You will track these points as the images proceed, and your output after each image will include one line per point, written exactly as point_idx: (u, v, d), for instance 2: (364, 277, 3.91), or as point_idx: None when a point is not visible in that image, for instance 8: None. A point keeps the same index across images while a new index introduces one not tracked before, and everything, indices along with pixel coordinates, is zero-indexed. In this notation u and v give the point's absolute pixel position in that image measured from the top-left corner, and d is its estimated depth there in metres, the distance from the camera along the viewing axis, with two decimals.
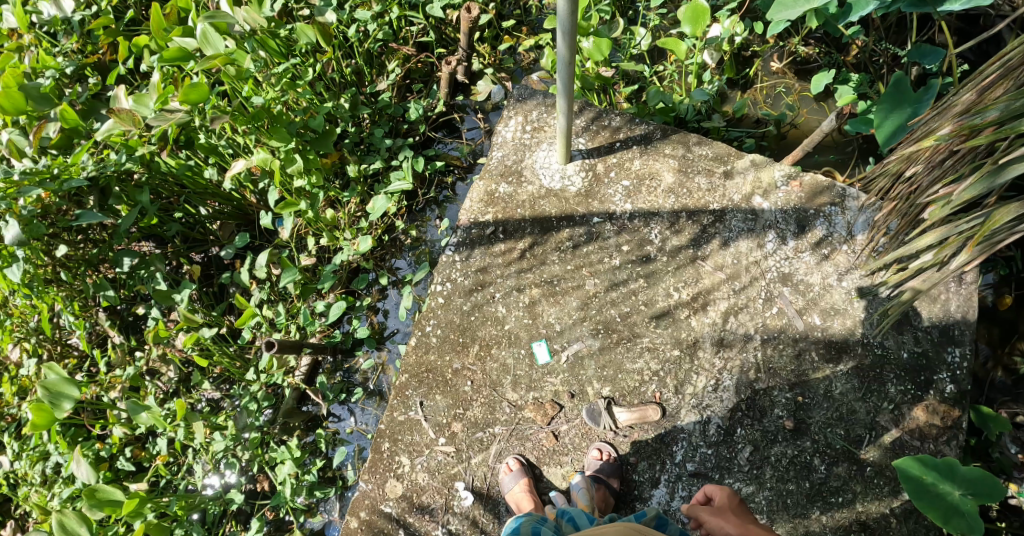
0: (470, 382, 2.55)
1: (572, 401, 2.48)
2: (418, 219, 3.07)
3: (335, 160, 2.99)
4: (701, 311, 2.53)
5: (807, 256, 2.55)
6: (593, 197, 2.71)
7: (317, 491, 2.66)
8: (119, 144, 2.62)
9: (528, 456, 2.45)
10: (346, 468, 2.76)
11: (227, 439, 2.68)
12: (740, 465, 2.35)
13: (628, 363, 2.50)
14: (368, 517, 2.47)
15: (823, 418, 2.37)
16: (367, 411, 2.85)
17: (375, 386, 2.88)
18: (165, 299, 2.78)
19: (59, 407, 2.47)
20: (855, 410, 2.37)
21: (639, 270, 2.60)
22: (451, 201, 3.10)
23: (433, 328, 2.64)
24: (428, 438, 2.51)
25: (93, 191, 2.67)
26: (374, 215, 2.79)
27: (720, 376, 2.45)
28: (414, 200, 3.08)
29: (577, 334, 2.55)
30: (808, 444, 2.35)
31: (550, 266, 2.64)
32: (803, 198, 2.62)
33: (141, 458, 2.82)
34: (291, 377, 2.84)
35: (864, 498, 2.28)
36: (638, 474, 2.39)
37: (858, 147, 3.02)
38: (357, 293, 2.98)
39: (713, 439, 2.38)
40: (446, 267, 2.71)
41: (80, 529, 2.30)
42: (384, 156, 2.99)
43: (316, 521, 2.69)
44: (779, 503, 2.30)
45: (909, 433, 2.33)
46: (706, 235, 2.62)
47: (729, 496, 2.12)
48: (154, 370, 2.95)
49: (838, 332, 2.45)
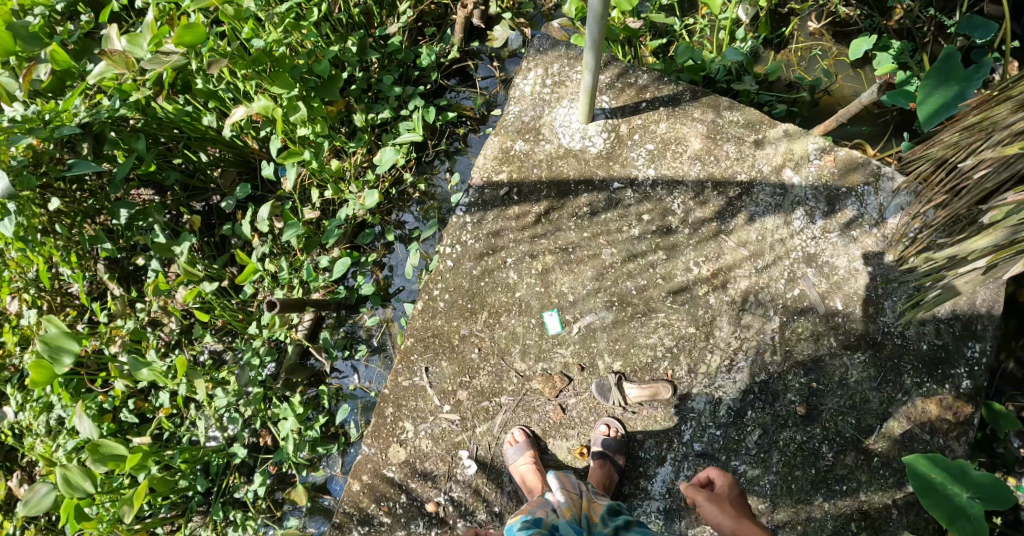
0: (478, 350, 2.46)
1: (581, 374, 2.40)
2: (428, 171, 2.88)
3: (341, 107, 2.76)
4: (720, 288, 2.43)
5: (836, 236, 2.44)
6: (615, 160, 2.55)
7: (319, 447, 2.64)
8: (112, 89, 2.45)
9: (534, 427, 2.39)
10: (349, 425, 2.71)
11: (230, 395, 2.65)
12: (748, 448, 2.30)
13: (642, 337, 2.41)
14: (371, 480, 2.46)
15: (835, 405, 2.31)
16: (370, 368, 2.77)
17: (379, 342, 2.78)
18: (165, 252, 2.68)
19: (59, 362, 2.42)
20: (869, 399, 2.30)
21: (659, 242, 2.47)
22: (461, 152, 2.90)
23: (441, 292, 2.53)
24: (433, 404, 2.45)
25: (87, 138, 2.55)
26: (383, 168, 2.47)
27: (735, 357, 2.38)
28: (424, 151, 2.88)
29: (591, 305, 2.44)
30: (817, 431, 2.29)
31: (566, 233, 2.51)
32: (836, 174, 2.49)
33: (145, 409, 2.81)
34: (294, 333, 2.77)
35: (869, 487, 2.24)
36: (645, 451, 2.35)
37: (894, 120, 2.88)
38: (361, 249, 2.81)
39: (722, 420, 2.34)
40: (457, 229, 2.58)
41: (85, 483, 2.33)
42: (392, 105, 2.78)
43: (319, 475, 2.68)
44: (783, 487, 2.26)
45: (919, 426, 2.27)
46: (731, 209, 2.48)
47: (731, 485, 2.06)
48: (156, 321, 2.89)
49: (859, 318, 2.36)
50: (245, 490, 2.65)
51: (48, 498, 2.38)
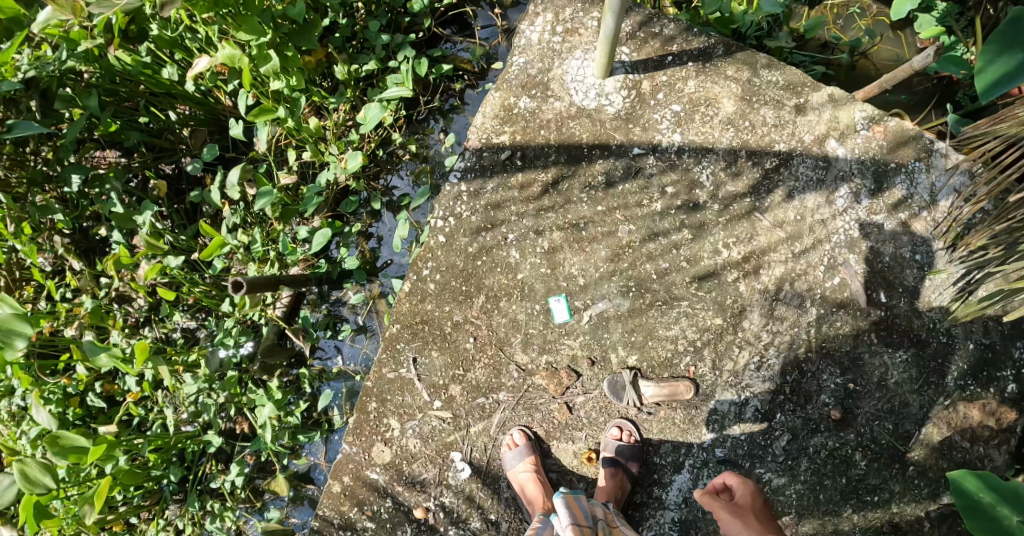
0: (473, 339, 2.16)
1: (592, 369, 2.13)
2: (419, 131, 2.42)
3: (321, 57, 2.31)
4: (752, 275, 2.12)
5: (882, 219, 2.13)
6: (635, 122, 2.17)
7: (301, 435, 2.40)
8: (58, 37, 2.19)
9: (535, 428, 2.14)
10: (333, 412, 2.47)
11: (200, 381, 2.38)
12: (774, 454, 2.10)
13: (661, 329, 2.12)
14: (353, 483, 2.20)
15: (872, 409, 2.08)
16: (356, 348, 2.50)
17: (362, 322, 2.49)
18: (126, 222, 2.40)
19: (10, 346, 2.13)
20: (909, 403, 2.07)
21: (684, 220, 2.13)
22: (458, 111, 2.43)
23: (432, 272, 2.20)
24: (421, 400, 2.17)
25: (34, 94, 2.27)
26: (366, 126, 2.16)
27: (766, 353, 2.12)
28: (414, 107, 2.40)
29: (604, 291, 2.13)
30: (852, 437, 2.08)
31: (577, 206, 2.16)
32: (885, 148, 2.15)
33: (114, 393, 2.54)
34: (272, 311, 2.47)
35: (902, 499, 2.05)
36: (660, 456, 2.14)
37: (935, 89, 2.55)
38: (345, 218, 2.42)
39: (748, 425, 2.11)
40: (450, 198, 2.21)
41: (45, 479, 2.05)
42: (379, 55, 2.33)
43: (301, 463, 2.50)
44: (810, 498, 2.07)
45: (958, 433, 2.05)
46: (768, 183, 2.14)
47: (753, 494, 1.87)
48: (123, 296, 2.65)
49: (902, 313, 2.10)
50: (222, 480, 2.47)
51: (9, 491, 2.11)
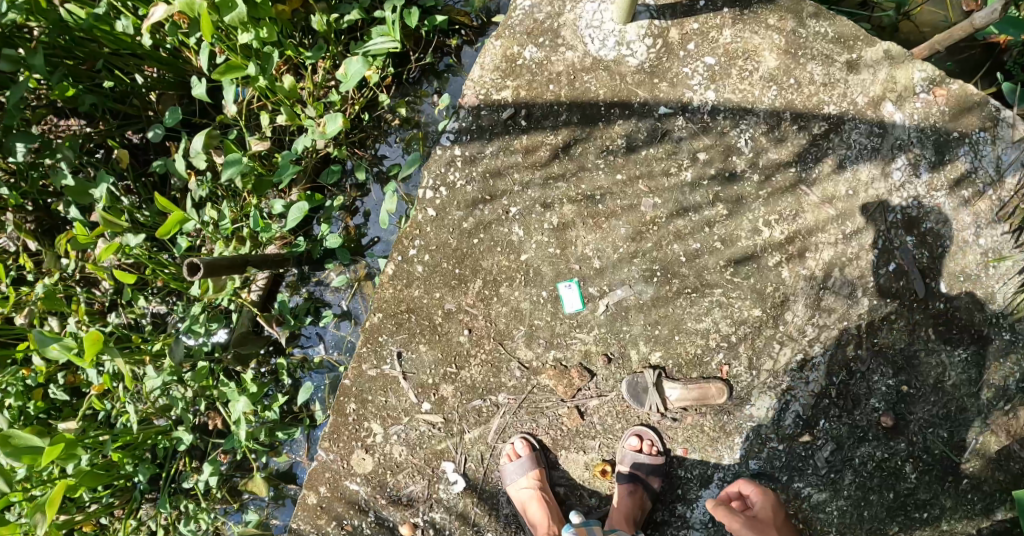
0: (467, 332, 1.86)
1: (607, 367, 1.83)
2: (410, 94, 2.12)
3: (297, 6, 1.99)
4: (796, 258, 1.82)
5: (943, 197, 1.82)
6: (661, 77, 1.84)
7: (279, 433, 2.15)
8: None
9: (541, 436, 1.85)
10: (315, 406, 2.21)
11: (164, 375, 2.04)
12: (816, 466, 1.82)
13: (689, 321, 1.83)
14: (330, 494, 1.93)
15: (926, 415, 1.80)
16: (340, 335, 2.21)
17: (346, 308, 2.21)
18: (81, 196, 2.13)
19: None
20: (966, 409, 1.80)
21: (717, 193, 1.82)
22: (456, 72, 2.11)
23: (420, 252, 1.88)
24: (408, 402, 1.88)
25: None
26: (347, 85, 1.87)
27: (810, 350, 1.83)
28: (404, 66, 2.10)
29: (623, 276, 1.83)
30: (902, 447, 1.81)
31: (593, 174, 1.85)
32: (946, 116, 1.82)
33: (80, 384, 2.24)
34: (245, 294, 2.18)
35: (954, 516, 1.78)
36: (685, 469, 1.85)
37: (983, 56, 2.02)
38: (326, 191, 2.14)
39: (788, 433, 1.83)
40: (442, 165, 1.88)
41: None
42: (364, 4, 2.02)
43: (282, 461, 2.23)
44: (853, 516, 1.81)
45: (1020, 442, 1.78)
46: (816, 150, 1.83)
47: (775, 509, 1.70)
48: (88, 278, 2.40)
49: (964, 305, 1.81)
50: (195, 480, 2.19)
51: None
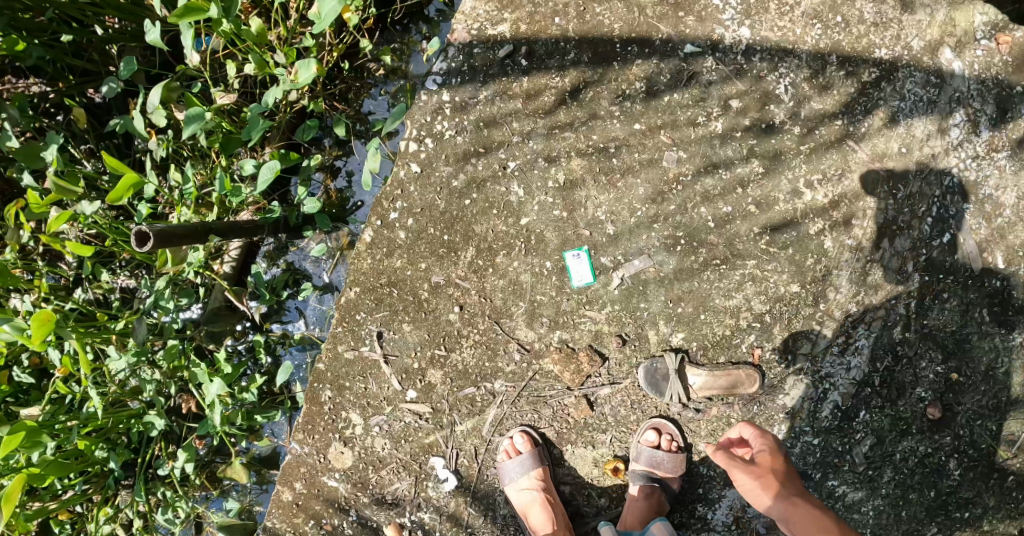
0: (458, 309, 1.63)
1: (622, 350, 1.60)
2: (396, 41, 1.86)
3: None
4: (841, 226, 1.57)
5: (1005, 158, 1.57)
6: (688, 9, 1.58)
7: (258, 416, 1.85)
8: None
9: (545, 430, 1.63)
10: (296, 387, 1.94)
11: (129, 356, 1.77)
12: (853, 463, 1.60)
13: (716, 297, 1.59)
14: (307, 491, 1.70)
15: (975, 406, 1.58)
16: (323, 310, 1.94)
17: (329, 280, 1.94)
18: (31, 160, 1.87)
19: None
20: (1020, 400, 1.58)
21: (750, 147, 1.58)
22: (448, 16, 1.85)
23: (403, 216, 1.63)
24: (391, 390, 1.65)
25: None
26: (320, 26, 1.57)
27: (853, 333, 1.59)
28: (389, 9, 1.83)
29: (640, 244, 1.59)
30: (947, 441, 1.58)
31: (606, 124, 1.60)
32: (1010, 67, 1.56)
33: (46, 365, 1.90)
34: (217, 266, 1.92)
35: (996, 516, 1.59)
36: (707, 466, 1.62)
37: None
38: (303, 149, 1.89)
39: (824, 426, 1.60)
40: (429, 113, 1.62)
41: None
42: None
43: (263, 446, 1.94)
44: (890, 516, 1.60)
45: None
46: (866, 101, 1.57)
47: (777, 453, 1.44)
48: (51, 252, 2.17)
49: None
50: (170, 466, 1.86)
51: None
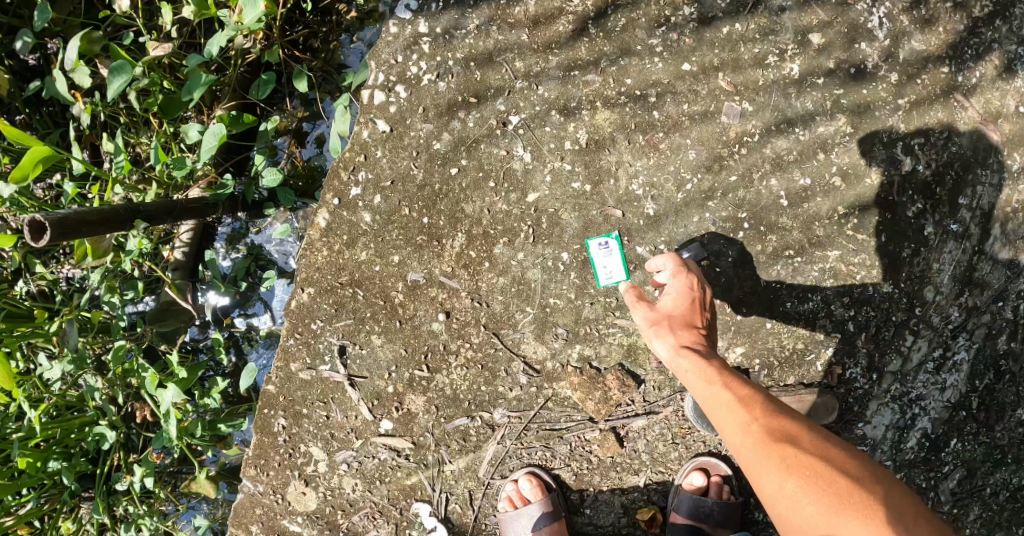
0: (444, 316, 1.27)
1: (664, 370, 1.25)
2: None
3: None
4: (944, 207, 1.21)
5: None
6: None
7: (222, 424, 1.45)
8: None
9: (560, 472, 1.28)
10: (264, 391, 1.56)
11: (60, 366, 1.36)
12: (938, 504, 1.25)
13: (786, 301, 1.24)
14: None
15: None
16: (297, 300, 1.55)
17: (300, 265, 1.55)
18: None
19: None
20: None
21: (829, 96, 1.22)
22: None
23: (370, 191, 1.28)
24: (361, 420, 1.30)
25: None
26: None
27: (953, 345, 1.23)
28: None
29: (687, 229, 1.24)
30: None
31: (642, 64, 1.24)
32: None
33: None
34: (167, 252, 1.51)
35: None
36: (766, 514, 1.27)
37: None
38: (260, 110, 1.54)
39: (909, 459, 1.25)
40: (408, 52, 1.26)
41: None
42: None
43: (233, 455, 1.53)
44: None
45: None
46: (976, 43, 1.21)
47: (687, 293, 1.08)
48: None
49: None
50: (129, 480, 1.44)
51: None
